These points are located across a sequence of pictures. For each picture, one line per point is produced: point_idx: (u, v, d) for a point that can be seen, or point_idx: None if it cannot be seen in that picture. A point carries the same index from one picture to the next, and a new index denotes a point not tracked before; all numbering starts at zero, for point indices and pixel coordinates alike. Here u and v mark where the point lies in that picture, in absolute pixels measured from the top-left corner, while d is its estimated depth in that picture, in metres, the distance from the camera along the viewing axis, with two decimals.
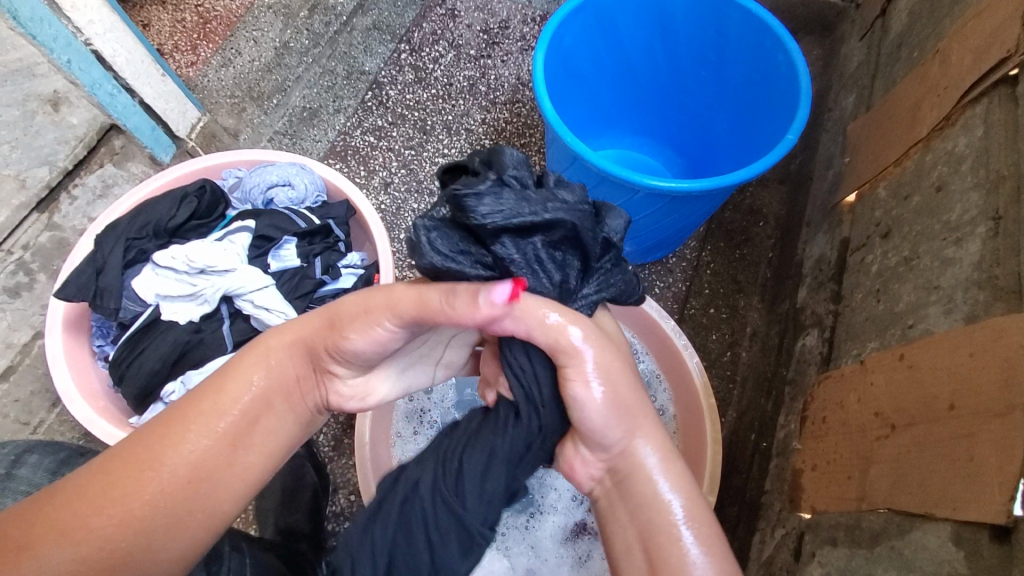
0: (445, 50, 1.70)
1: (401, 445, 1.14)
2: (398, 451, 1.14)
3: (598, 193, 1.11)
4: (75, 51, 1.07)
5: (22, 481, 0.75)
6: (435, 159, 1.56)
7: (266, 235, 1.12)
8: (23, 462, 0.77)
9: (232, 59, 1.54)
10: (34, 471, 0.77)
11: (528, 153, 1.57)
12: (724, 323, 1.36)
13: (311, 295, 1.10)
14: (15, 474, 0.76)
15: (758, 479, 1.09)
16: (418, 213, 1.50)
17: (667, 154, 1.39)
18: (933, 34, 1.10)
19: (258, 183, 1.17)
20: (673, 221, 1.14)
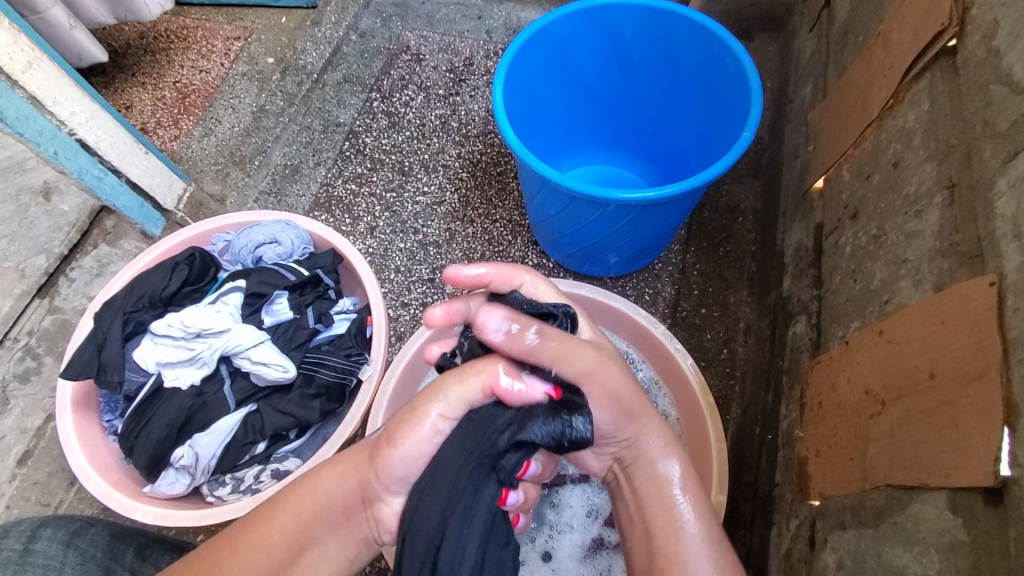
0: (414, 93, 1.77)
1: None
2: None
3: (572, 212, 1.14)
4: (61, 142, 1.13)
5: (41, 555, 0.76)
6: (416, 198, 1.60)
7: (258, 292, 1.16)
8: (38, 537, 0.78)
9: (213, 127, 1.65)
10: (49, 544, 0.78)
11: (506, 180, 1.62)
12: (717, 321, 1.37)
13: (306, 345, 1.12)
14: (31, 548, 0.77)
15: (769, 472, 1.09)
16: (405, 251, 1.52)
17: (638, 163, 1.43)
18: (873, 19, 1.14)
19: (246, 243, 1.22)
20: (648, 228, 1.17)
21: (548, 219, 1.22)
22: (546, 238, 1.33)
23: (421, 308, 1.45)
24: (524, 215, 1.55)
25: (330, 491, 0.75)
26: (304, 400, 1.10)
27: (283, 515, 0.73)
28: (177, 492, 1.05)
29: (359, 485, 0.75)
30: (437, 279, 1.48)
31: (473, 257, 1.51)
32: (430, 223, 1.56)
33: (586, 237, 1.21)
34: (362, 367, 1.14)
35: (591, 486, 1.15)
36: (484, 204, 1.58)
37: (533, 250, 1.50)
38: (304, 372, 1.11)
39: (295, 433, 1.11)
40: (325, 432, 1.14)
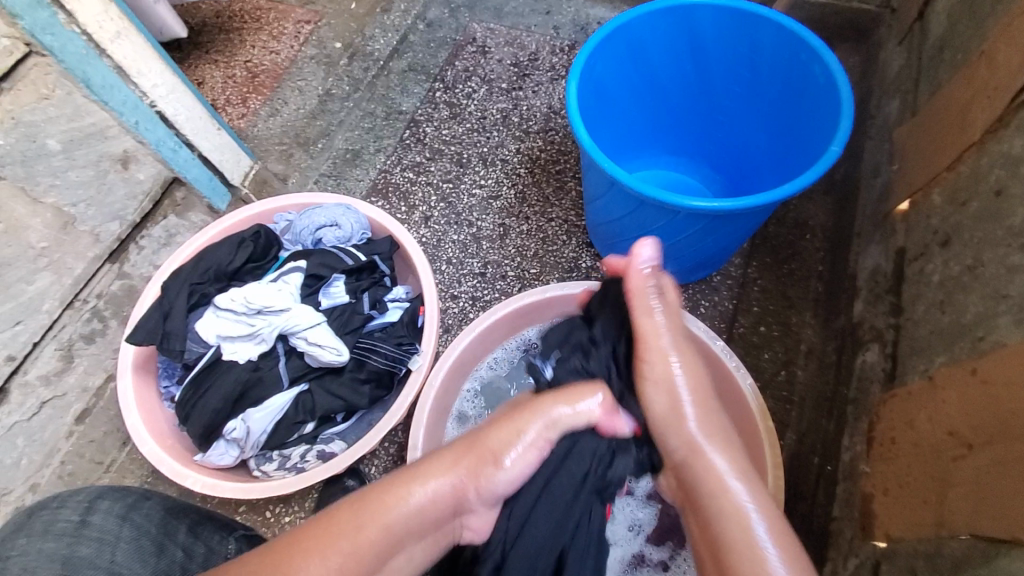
0: (477, 85, 1.76)
1: None
2: None
3: (637, 217, 1.10)
4: (142, 113, 1.16)
5: (96, 528, 0.77)
6: (472, 190, 1.59)
7: (317, 273, 1.17)
8: (96, 509, 0.79)
9: (279, 108, 1.69)
10: (105, 518, 0.78)
11: (564, 179, 1.59)
12: (776, 341, 1.31)
13: (360, 330, 1.13)
14: (88, 520, 0.78)
15: (826, 505, 1.04)
16: (458, 243, 1.52)
17: (706, 171, 1.38)
18: (978, 34, 1.06)
19: (308, 225, 1.24)
20: (716, 239, 1.12)
21: (611, 222, 1.19)
22: (605, 241, 1.30)
23: (471, 302, 1.44)
24: (580, 216, 1.52)
25: (419, 497, 0.74)
26: (354, 384, 1.10)
27: (373, 526, 0.70)
28: (226, 463, 1.07)
29: (454, 489, 0.76)
30: (488, 274, 1.47)
31: (526, 254, 1.49)
32: (485, 217, 1.55)
33: None
34: (411, 357, 1.14)
35: (635, 500, 1.13)
36: (541, 201, 1.56)
37: (588, 252, 1.48)
38: (355, 357, 1.12)
39: (342, 416, 1.13)
40: (371, 418, 1.15)
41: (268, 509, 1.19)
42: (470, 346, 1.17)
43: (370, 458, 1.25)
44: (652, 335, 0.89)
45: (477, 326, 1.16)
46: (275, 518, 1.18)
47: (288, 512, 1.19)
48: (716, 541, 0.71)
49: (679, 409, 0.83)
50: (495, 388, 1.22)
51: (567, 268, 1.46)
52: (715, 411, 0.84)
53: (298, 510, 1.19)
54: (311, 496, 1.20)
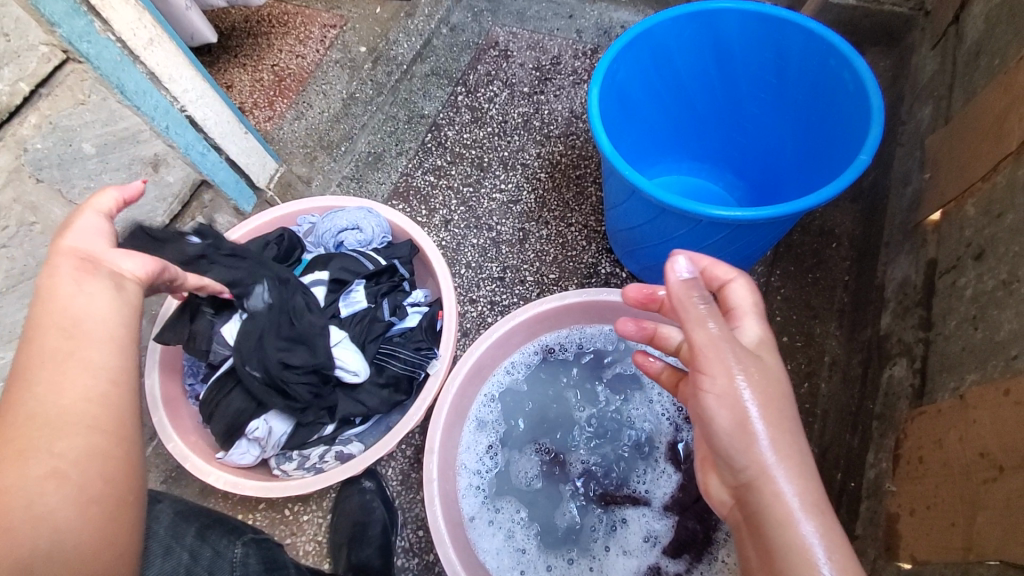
0: (499, 89, 1.76)
1: (466, 477, 1.15)
2: (463, 485, 1.15)
3: (659, 224, 1.09)
4: (173, 118, 1.19)
5: None
6: (492, 195, 1.59)
7: (339, 278, 1.18)
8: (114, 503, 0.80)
9: (305, 112, 1.65)
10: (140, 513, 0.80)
11: (584, 184, 1.58)
12: (799, 352, 1.28)
13: (381, 337, 1.14)
14: None
15: (847, 522, 1.02)
16: (477, 247, 1.52)
17: (729, 177, 1.36)
18: (1017, 39, 1.02)
19: (329, 228, 1.28)
20: (739, 248, 1.10)
21: (632, 229, 1.18)
22: (625, 248, 1.30)
23: (489, 306, 1.45)
24: (600, 222, 1.52)
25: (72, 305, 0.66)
26: (373, 388, 1.11)
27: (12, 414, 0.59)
28: (246, 462, 1.09)
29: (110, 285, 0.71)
30: (507, 278, 1.47)
31: (545, 259, 1.48)
32: (504, 221, 1.55)
33: (670, 252, 1.16)
34: (430, 362, 1.13)
35: (651, 511, 1.13)
36: (560, 206, 1.55)
37: (607, 257, 1.47)
38: (376, 364, 1.13)
39: (361, 418, 1.13)
40: (388, 421, 1.17)
41: (287, 506, 1.22)
42: (488, 351, 1.17)
43: (386, 459, 1.27)
44: (710, 351, 0.64)
45: (498, 330, 1.16)
46: (293, 516, 1.21)
47: (306, 510, 1.21)
48: (772, 554, 0.61)
49: (747, 424, 0.63)
50: (513, 393, 1.23)
51: (586, 274, 1.46)
52: (791, 428, 0.64)
53: (316, 509, 1.21)
54: (329, 496, 1.22)
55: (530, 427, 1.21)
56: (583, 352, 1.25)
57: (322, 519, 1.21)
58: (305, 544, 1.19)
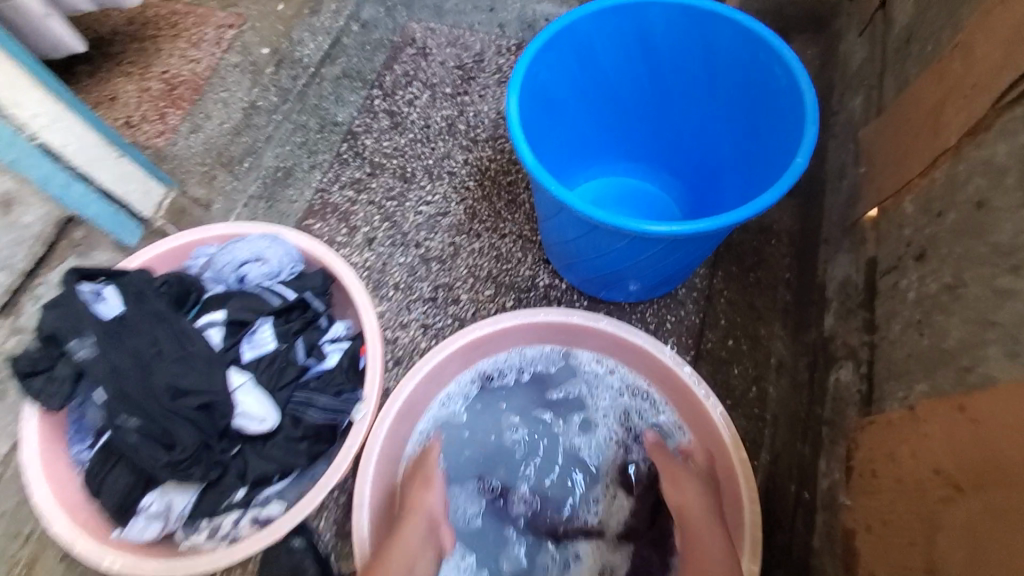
0: (419, 90, 1.63)
1: None
2: None
3: (593, 239, 1.01)
4: (20, 149, 1.02)
5: None
6: (418, 208, 1.47)
7: (239, 318, 1.00)
8: None
9: (201, 123, 1.54)
10: None
11: (516, 190, 1.48)
12: (745, 356, 1.25)
13: (295, 382, 0.98)
14: None
15: (806, 536, 0.97)
16: (405, 266, 1.39)
17: (664, 177, 1.29)
18: (946, 29, 0.99)
19: (229, 260, 1.12)
20: (678, 259, 1.03)
21: (565, 243, 1.10)
22: (562, 260, 1.21)
23: (422, 331, 1.33)
24: (536, 230, 1.42)
25: None
26: (290, 444, 0.96)
27: None
28: (148, 538, 0.94)
29: None
30: (439, 298, 1.36)
31: (479, 275, 1.37)
32: (433, 236, 1.43)
33: (608, 265, 1.08)
34: (354, 406, 1.00)
35: (605, 542, 1.05)
36: (492, 216, 1.44)
37: (545, 268, 1.37)
38: (291, 411, 0.97)
39: (279, 476, 0.97)
40: (313, 473, 1.00)
41: None
42: (420, 388, 1.06)
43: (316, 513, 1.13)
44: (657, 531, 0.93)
45: (426, 365, 1.06)
46: None
47: None
48: None
49: None
50: (449, 430, 1.12)
51: (523, 289, 1.35)
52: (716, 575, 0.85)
53: None
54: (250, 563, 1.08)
55: (471, 464, 1.12)
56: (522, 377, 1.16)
57: None
58: None
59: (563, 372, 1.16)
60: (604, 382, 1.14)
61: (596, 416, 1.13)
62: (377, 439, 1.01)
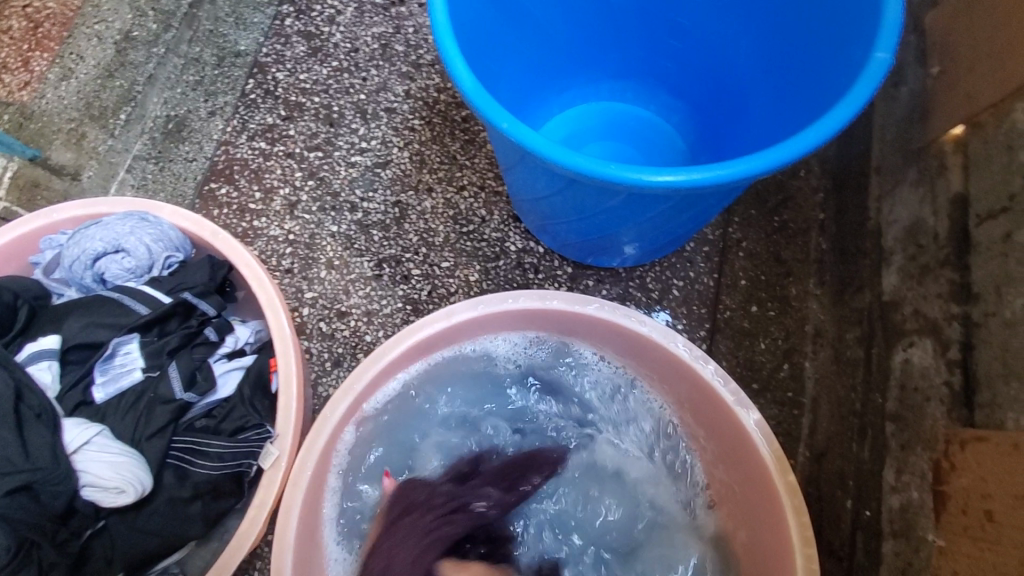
0: (342, 1, 1.23)
1: None
2: None
3: (573, 196, 0.71)
4: None
5: None
6: (350, 158, 1.14)
7: (92, 342, 0.75)
8: None
9: (74, 66, 1.09)
10: None
11: (473, 127, 1.14)
12: (773, 324, 0.98)
13: (172, 426, 0.72)
14: None
15: (865, 566, 0.76)
16: (339, 237, 1.09)
17: (662, 98, 0.96)
18: None
19: (77, 256, 0.81)
20: (692, 215, 0.74)
21: (537, 199, 0.80)
22: (538, 219, 0.91)
23: (365, 319, 1.04)
24: (501, 178, 1.11)
25: None
26: (177, 507, 0.72)
27: None
28: None
29: None
30: (385, 276, 1.07)
31: (433, 242, 1.08)
32: (371, 194, 1.11)
33: (597, 225, 0.79)
34: (263, 448, 0.75)
35: None
36: (445, 163, 1.12)
37: (515, 228, 1.08)
38: (174, 464, 0.72)
39: (171, 548, 0.73)
40: (230, 530, 0.79)
41: None
42: (355, 412, 0.78)
43: None
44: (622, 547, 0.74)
45: (357, 382, 0.76)
46: None
47: None
48: None
49: None
50: (395, 458, 0.84)
51: (490, 257, 1.06)
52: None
53: None
54: None
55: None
56: (493, 378, 0.88)
57: None
58: None
59: (547, 369, 0.88)
60: (599, 379, 0.87)
61: (591, 423, 0.87)
62: (296, 493, 0.72)
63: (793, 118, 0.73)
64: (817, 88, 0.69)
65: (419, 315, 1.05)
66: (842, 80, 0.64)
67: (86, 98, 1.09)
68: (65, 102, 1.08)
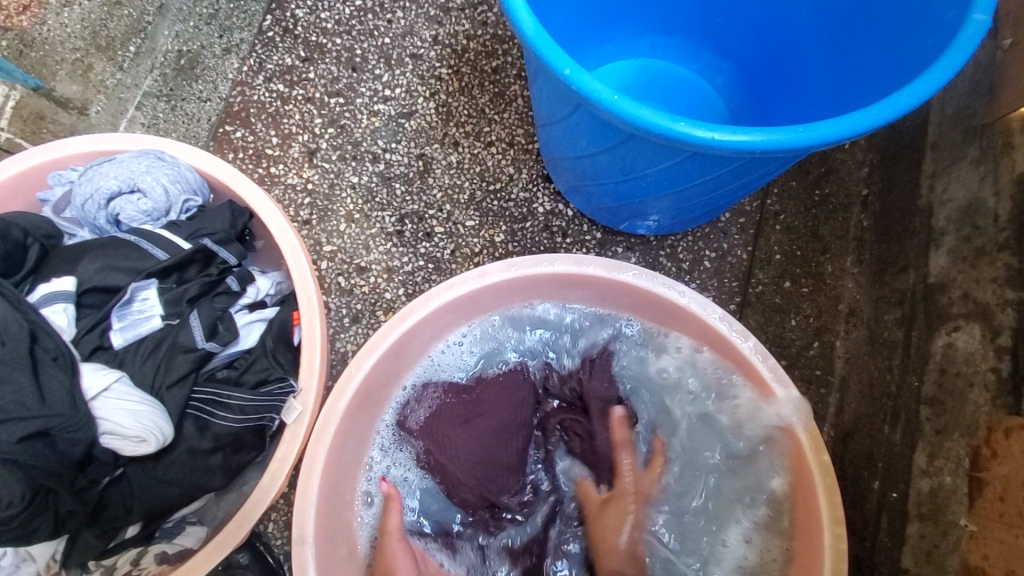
0: None
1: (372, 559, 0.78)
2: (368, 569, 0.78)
3: (624, 155, 0.67)
4: None
5: None
6: (373, 106, 1.08)
7: (109, 285, 0.72)
8: None
9: None
10: None
11: (504, 79, 1.07)
12: (805, 301, 0.96)
13: (193, 376, 0.70)
14: None
15: (889, 548, 0.76)
16: (360, 189, 1.05)
17: (708, 56, 0.91)
18: None
19: (89, 194, 0.77)
20: (749, 181, 0.70)
21: (581, 158, 0.76)
22: (574, 179, 0.87)
23: (384, 276, 1.01)
24: (531, 135, 1.05)
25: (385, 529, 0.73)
26: (197, 459, 0.70)
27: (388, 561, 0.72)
28: None
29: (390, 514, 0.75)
30: (407, 232, 1.03)
31: (458, 200, 1.03)
32: (395, 145, 1.06)
33: (643, 189, 0.75)
34: (285, 402, 0.73)
35: None
36: (473, 116, 1.06)
37: (544, 188, 1.03)
38: (194, 414, 0.71)
39: (189, 498, 0.72)
40: (246, 485, 0.78)
41: None
42: (380, 370, 0.76)
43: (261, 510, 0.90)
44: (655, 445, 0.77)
45: (384, 339, 0.74)
46: None
47: None
48: None
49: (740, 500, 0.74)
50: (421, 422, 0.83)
51: (517, 217, 1.02)
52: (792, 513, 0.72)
53: None
54: None
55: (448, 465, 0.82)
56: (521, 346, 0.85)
57: None
58: None
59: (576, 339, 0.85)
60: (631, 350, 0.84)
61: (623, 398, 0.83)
62: (320, 448, 0.71)
63: (865, 79, 0.68)
64: (896, 49, 0.64)
65: (441, 274, 1.01)
66: (932, 40, 0.59)
67: (92, 26, 0.96)
68: (68, 29, 0.95)
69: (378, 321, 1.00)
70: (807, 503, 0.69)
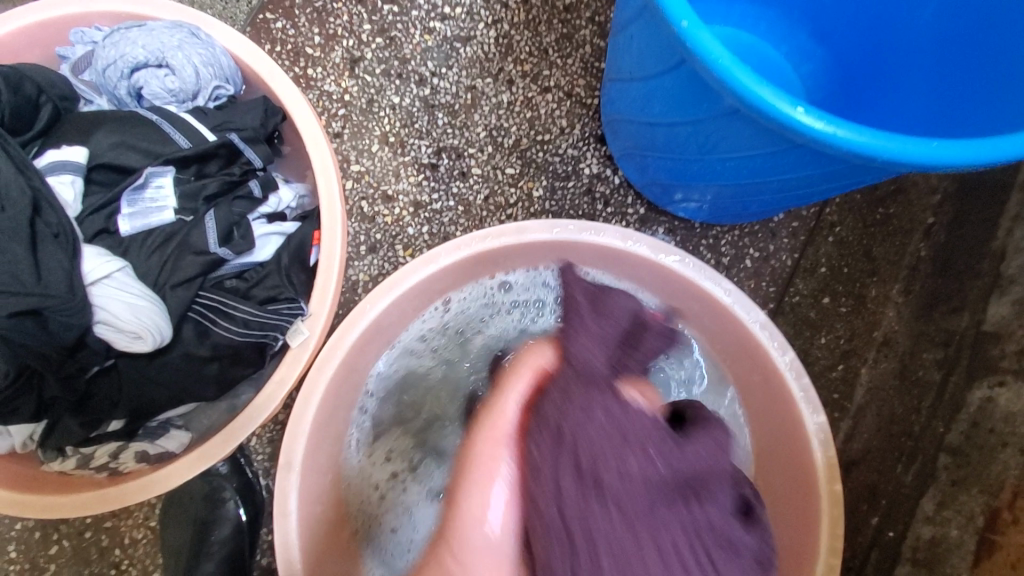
0: None
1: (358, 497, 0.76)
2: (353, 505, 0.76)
3: (710, 131, 0.60)
4: None
5: None
6: (429, 22, 0.98)
7: (123, 166, 0.66)
8: None
9: None
10: None
11: (575, 20, 0.97)
12: (840, 320, 0.88)
13: (199, 281, 0.66)
14: None
15: None
16: (400, 111, 0.97)
17: (802, 39, 0.82)
18: None
19: (111, 59, 0.69)
20: (834, 187, 0.63)
21: (654, 125, 0.69)
22: (632, 145, 0.80)
23: (410, 209, 0.96)
24: (593, 88, 0.97)
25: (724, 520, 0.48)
26: (192, 367, 0.67)
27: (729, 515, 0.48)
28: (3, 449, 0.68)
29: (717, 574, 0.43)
30: (442, 167, 0.96)
31: (501, 143, 0.96)
32: (445, 70, 0.98)
33: (713, 173, 0.69)
34: (291, 323, 0.69)
35: None
36: (534, 54, 0.97)
37: (595, 150, 0.96)
38: (196, 319, 0.67)
39: (179, 403, 0.69)
40: (236, 399, 0.75)
41: None
42: (397, 308, 0.71)
43: None
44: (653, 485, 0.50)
45: (406, 279, 0.69)
46: None
47: None
48: None
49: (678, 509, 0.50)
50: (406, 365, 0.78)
51: (559, 174, 0.96)
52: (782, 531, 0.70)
53: None
54: None
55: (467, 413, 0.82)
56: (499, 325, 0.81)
57: (155, 499, 0.87)
58: (133, 531, 0.86)
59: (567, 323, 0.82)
60: None
61: None
62: (319, 379, 0.67)
63: (998, 88, 0.60)
64: None
65: (471, 220, 0.96)
66: None
67: None
68: None
69: (396, 256, 0.95)
70: (805, 527, 0.66)
